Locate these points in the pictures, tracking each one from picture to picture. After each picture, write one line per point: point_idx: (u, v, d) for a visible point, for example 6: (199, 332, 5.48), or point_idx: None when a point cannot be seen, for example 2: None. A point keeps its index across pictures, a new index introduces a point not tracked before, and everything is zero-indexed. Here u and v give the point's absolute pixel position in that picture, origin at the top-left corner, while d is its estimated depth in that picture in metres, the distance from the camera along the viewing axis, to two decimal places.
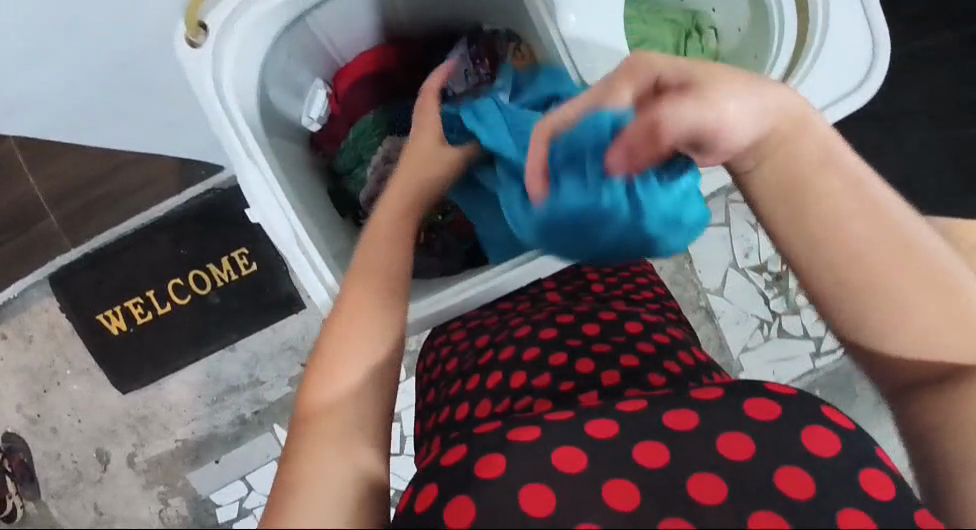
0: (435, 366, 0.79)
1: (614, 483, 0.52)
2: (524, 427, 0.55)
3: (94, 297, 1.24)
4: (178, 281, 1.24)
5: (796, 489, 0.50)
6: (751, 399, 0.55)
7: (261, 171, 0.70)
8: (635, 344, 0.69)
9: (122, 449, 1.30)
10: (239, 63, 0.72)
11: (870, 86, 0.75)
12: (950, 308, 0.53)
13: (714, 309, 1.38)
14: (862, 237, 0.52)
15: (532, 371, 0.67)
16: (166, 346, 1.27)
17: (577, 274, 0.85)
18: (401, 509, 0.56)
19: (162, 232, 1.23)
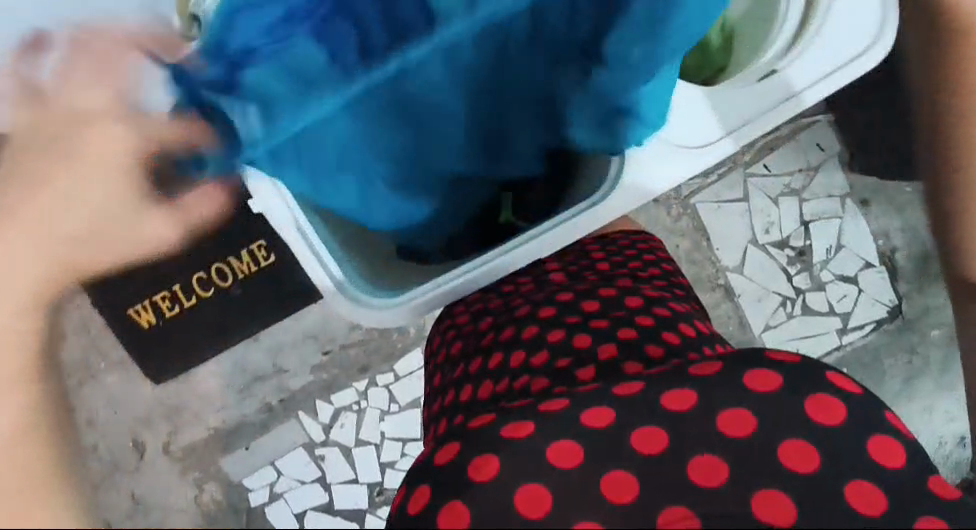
0: (441, 351, 0.79)
1: (612, 474, 0.53)
2: (517, 422, 0.54)
3: (121, 294, 1.28)
4: (200, 275, 1.28)
5: (799, 462, 0.51)
6: (750, 371, 0.54)
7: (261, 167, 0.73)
8: (635, 318, 0.68)
9: (157, 437, 1.36)
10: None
11: (883, 47, 0.73)
12: None
13: (734, 287, 1.35)
14: None
15: (531, 349, 0.67)
16: (191, 339, 1.31)
17: (580, 254, 0.84)
18: (396, 505, 0.55)
19: None
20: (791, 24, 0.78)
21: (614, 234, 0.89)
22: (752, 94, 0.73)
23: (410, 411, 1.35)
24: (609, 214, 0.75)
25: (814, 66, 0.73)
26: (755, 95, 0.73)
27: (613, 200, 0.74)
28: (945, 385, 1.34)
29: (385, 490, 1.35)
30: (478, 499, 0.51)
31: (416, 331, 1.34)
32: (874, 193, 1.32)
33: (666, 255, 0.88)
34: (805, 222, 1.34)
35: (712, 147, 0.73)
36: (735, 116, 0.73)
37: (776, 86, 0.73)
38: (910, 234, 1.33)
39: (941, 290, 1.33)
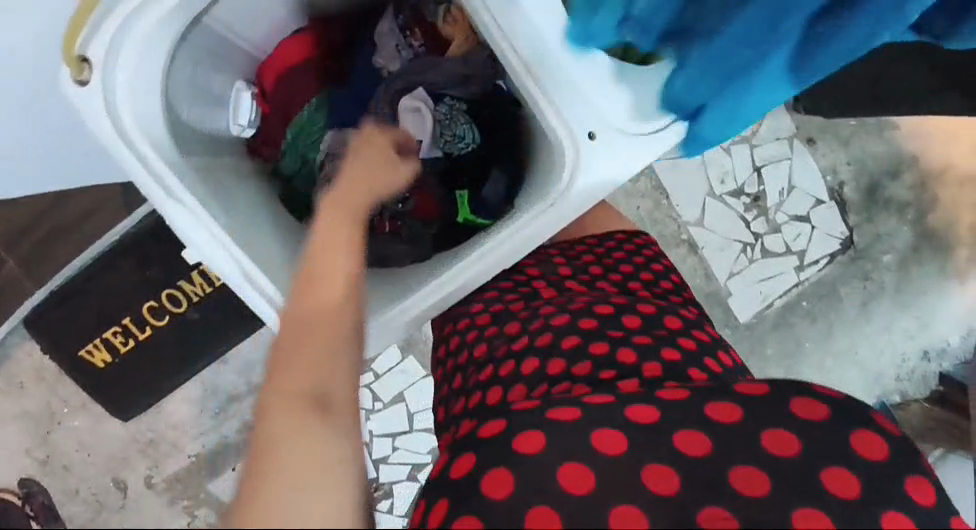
0: (458, 351, 0.75)
1: (651, 468, 0.53)
2: (563, 407, 0.56)
3: (69, 335, 1.20)
4: (152, 303, 1.20)
5: (842, 487, 0.51)
6: (796, 400, 0.55)
7: (191, 213, 0.65)
8: (675, 340, 0.69)
9: (137, 474, 1.31)
10: (133, 92, 0.64)
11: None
12: None
13: (697, 241, 1.37)
14: None
15: (570, 359, 0.66)
16: (154, 372, 1.24)
17: (598, 265, 0.83)
18: (436, 471, 0.57)
19: (125, 257, 1.18)
20: None
21: (617, 237, 0.89)
22: None
23: (394, 407, 1.34)
24: (571, 211, 0.69)
25: None
26: None
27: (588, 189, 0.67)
28: (900, 304, 1.40)
29: (381, 485, 1.36)
30: (517, 466, 0.53)
31: None
32: (820, 132, 1.35)
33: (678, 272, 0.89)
34: (758, 168, 1.36)
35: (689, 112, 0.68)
36: None
37: None
38: (857, 164, 1.36)
39: (892, 216, 1.38)
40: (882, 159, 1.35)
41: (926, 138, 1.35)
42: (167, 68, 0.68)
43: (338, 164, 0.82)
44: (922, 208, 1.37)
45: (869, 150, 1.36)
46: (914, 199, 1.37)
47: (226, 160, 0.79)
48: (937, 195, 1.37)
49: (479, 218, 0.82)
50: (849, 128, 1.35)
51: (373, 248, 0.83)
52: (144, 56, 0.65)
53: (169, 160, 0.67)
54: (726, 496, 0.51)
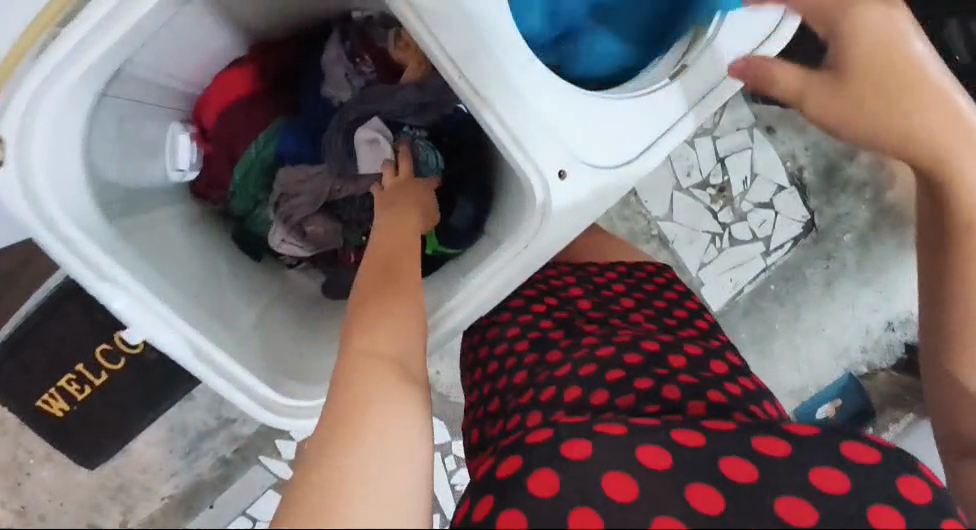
0: (498, 375, 0.73)
1: (697, 487, 0.51)
2: (612, 423, 0.55)
3: (20, 384, 1.10)
4: (106, 346, 1.10)
5: (888, 528, 0.49)
6: (847, 444, 0.55)
7: (132, 294, 0.62)
8: (724, 383, 0.65)
9: (111, 520, 1.28)
10: (52, 161, 0.60)
11: (780, 37, 0.70)
12: (935, 121, 0.61)
13: (667, 235, 1.37)
14: (942, 76, 0.62)
15: (615, 390, 0.63)
16: (120, 417, 1.17)
17: (640, 307, 0.80)
18: (458, 520, 0.53)
19: (71, 300, 1.08)
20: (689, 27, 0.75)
21: (644, 277, 0.87)
22: (667, 99, 0.68)
23: None
24: (555, 245, 0.66)
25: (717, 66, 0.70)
26: (670, 99, 0.68)
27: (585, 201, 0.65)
28: (861, 281, 1.44)
29: None
30: (568, 473, 0.51)
31: None
32: (778, 119, 1.37)
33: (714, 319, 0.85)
34: (721, 159, 1.36)
35: (673, 128, 0.68)
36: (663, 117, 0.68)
37: (689, 85, 0.69)
38: (814, 149, 1.38)
39: (849, 197, 1.40)
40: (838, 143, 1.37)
41: None
42: (88, 126, 0.64)
43: (293, 205, 0.80)
44: (878, 187, 1.39)
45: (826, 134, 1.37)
46: (871, 179, 1.39)
47: (165, 214, 0.76)
48: (893, 172, 1.39)
49: (448, 249, 0.77)
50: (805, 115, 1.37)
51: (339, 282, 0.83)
52: (61, 123, 0.60)
53: (98, 237, 0.63)
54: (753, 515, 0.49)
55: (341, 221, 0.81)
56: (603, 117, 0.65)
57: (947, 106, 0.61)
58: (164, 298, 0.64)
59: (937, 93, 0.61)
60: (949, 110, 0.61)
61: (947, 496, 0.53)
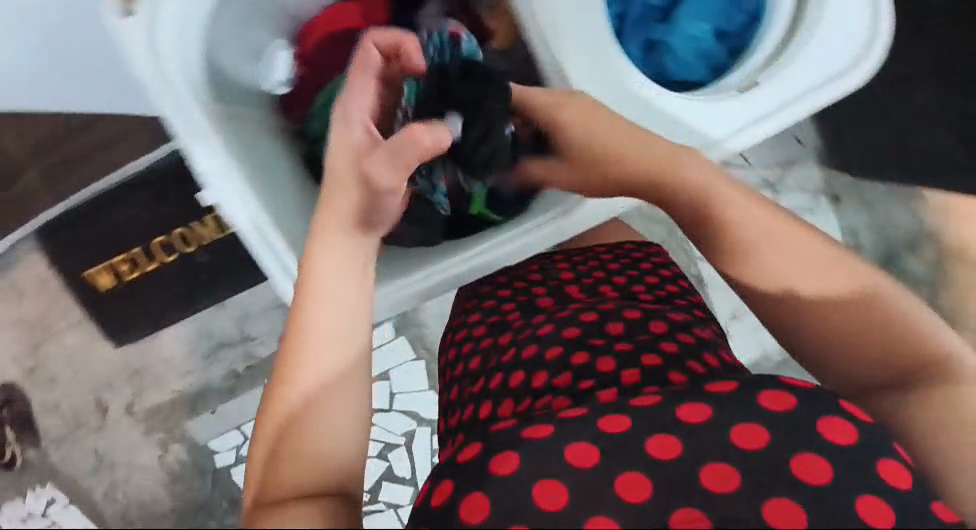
0: (455, 363, 0.76)
1: (629, 475, 0.50)
2: (536, 424, 0.54)
3: (84, 252, 1.21)
4: (162, 239, 1.21)
5: (812, 476, 0.48)
6: (768, 391, 0.52)
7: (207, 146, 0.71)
8: (658, 343, 0.64)
9: (120, 398, 1.33)
10: (177, 32, 0.72)
11: (847, 80, 0.73)
12: (822, 265, 0.65)
13: (704, 277, 1.35)
14: (748, 233, 0.66)
15: (555, 370, 0.64)
16: (158, 303, 1.26)
17: (594, 264, 0.82)
18: (419, 501, 0.55)
19: (143, 189, 1.18)
20: (764, 50, 0.78)
21: (625, 245, 0.86)
22: (730, 107, 0.75)
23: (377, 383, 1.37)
24: (573, 228, 0.80)
25: (783, 88, 0.74)
26: (731, 108, 0.75)
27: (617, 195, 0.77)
28: None
29: None
30: (499, 488, 0.51)
31: None
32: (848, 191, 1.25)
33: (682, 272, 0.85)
34: None
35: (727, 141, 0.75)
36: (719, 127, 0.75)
37: (747, 105, 0.75)
38: (878, 233, 1.26)
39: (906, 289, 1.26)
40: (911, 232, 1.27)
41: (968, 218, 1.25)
42: (213, 14, 0.76)
43: None
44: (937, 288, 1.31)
45: (893, 220, 1.25)
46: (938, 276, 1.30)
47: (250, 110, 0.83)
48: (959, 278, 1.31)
49: (493, 214, 0.84)
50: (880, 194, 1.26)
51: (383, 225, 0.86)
52: None
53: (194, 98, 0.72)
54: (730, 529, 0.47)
55: None
56: (654, 118, 0.75)
57: (801, 237, 0.66)
58: (233, 169, 0.73)
59: (767, 237, 0.66)
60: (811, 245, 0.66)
61: (876, 428, 0.51)
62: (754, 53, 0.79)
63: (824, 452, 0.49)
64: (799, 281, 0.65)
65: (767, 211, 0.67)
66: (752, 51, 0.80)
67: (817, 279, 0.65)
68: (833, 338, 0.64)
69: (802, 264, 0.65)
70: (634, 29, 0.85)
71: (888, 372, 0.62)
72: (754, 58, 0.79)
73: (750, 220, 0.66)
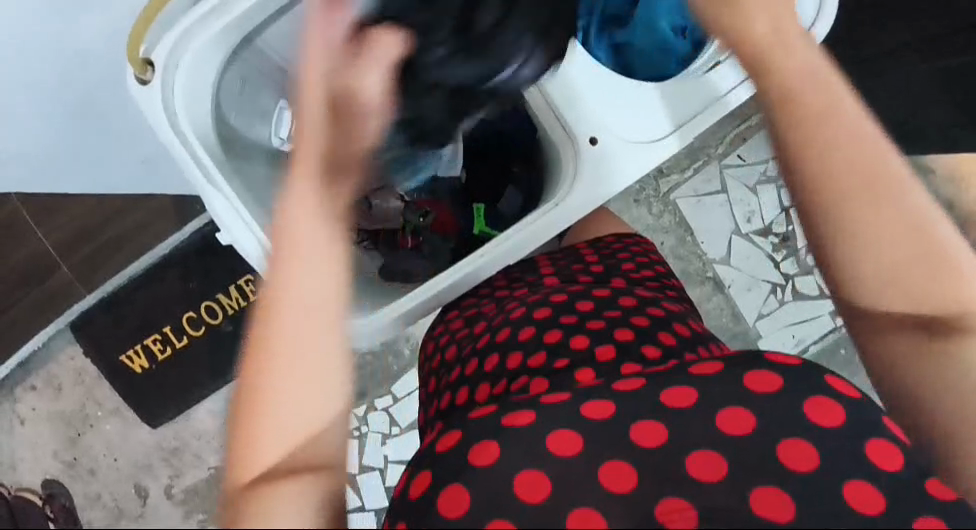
0: (434, 355, 0.73)
1: (612, 463, 0.47)
2: (518, 411, 0.50)
3: (113, 339, 1.24)
4: (191, 314, 1.24)
5: (798, 462, 0.45)
6: (756, 371, 0.49)
7: (226, 197, 0.70)
8: (629, 319, 0.64)
9: (158, 482, 1.28)
10: (190, 94, 0.72)
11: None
12: (927, 270, 0.54)
13: (723, 279, 1.32)
14: (879, 205, 0.54)
15: (528, 350, 0.62)
16: (188, 379, 1.26)
17: (575, 259, 0.79)
18: (399, 489, 0.51)
19: (169, 269, 1.23)
20: None
21: (605, 238, 0.85)
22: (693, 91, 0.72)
23: (411, 432, 1.28)
24: (572, 214, 0.74)
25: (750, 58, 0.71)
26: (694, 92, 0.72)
27: (596, 180, 0.73)
28: None
29: None
30: (479, 482, 0.47)
31: (411, 350, 1.28)
32: None
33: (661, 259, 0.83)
34: (785, 208, 1.32)
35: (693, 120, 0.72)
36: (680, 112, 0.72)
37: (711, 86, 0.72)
38: None
39: None
40: None
41: (967, 182, 1.17)
42: (221, 76, 0.77)
43: None
44: None
45: None
46: None
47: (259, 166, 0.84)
48: None
49: (493, 229, 0.87)
50: None
51: (394, 264, 0.89)
52: (204, 55, 0.73)
53: (216, 160, 0.73)
54: (725, 522, 0.44)
55: (404, 200, 0.87)
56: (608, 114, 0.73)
57: (914, 237, 0.53)
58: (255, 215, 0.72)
59: (898, 211, 0.54)
60: (919, 242, 0.54)
61: (864, 402, 0.48)
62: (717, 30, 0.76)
63: (809, 433, 0.46)
64: (871, 241, 0.54)
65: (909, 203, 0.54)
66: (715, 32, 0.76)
67: (881, 239, 0.53)
68: (881, 314, 0.56)
69: (914, 261, 0.54)
70: (599, 37, 0.83)
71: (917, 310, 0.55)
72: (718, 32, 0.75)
73: (838, 159, 0.54)
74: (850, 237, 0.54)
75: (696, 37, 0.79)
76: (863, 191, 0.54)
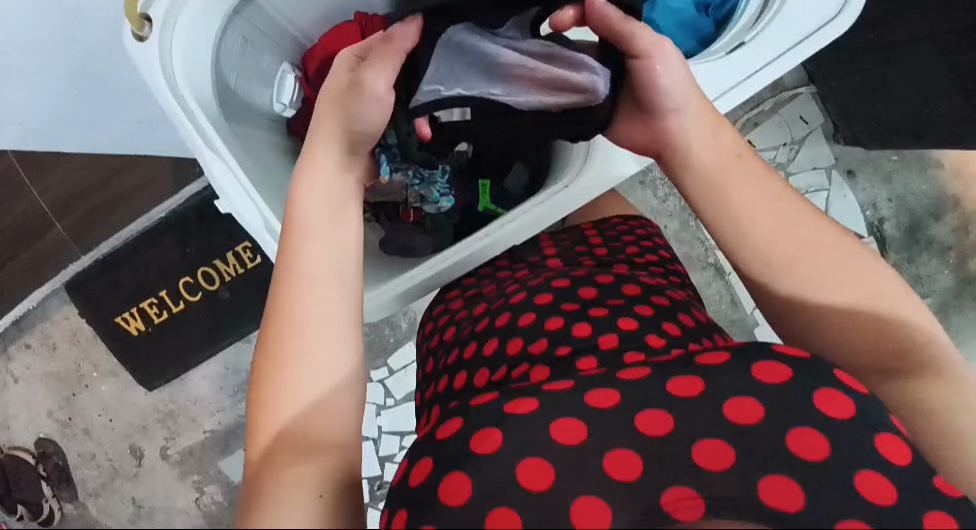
0: (433, 335, 0.73)
1: (617, 452, 0.47)
2: (521, 399, 0.50)
3: (108, 301, 1.23)
4: (188, 279, 1.23)
5: (809, 450, 0.45)
6: (761, 362, 0.49)
7: (224, 162, 0.68)
8: (633, 307, 0.63)
9: (153, 443, 1.29)
10: (190, 52, 0.70)
11: (848, 17, 0.66)
12: (862, 282, 0.56)
13: (724, 265, 1.29)
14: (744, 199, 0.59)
15: (529, 336, 0.61)
16: (183, 343, 1.25)
17: (577, 240, 0.78)
18: (398, 477, 0.50)
19: (167, 233, 1.21)
20: (754, 5, 0.72)
21: (611, 219, 0.83)
22: (725, 65, 0.67)
23: (406, 405, 1.29)
24: (579, 198, 0.75)
25: (780, 38, 0.67)
26: (727, 66, 0.67)
27: (595, 169, 0.73)
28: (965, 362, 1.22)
29: (385, 484, 1.28)
30: (479, 474, 0.46)
31: (408, 324, 1.28)
32: (860, 163, 1.17)
33: (665, 243, 0.81)
34: None
35: (721, 98, 0.67)
36: (711, 87, 0.67)
37: (744, 59, 0.67)
38: (897, 204, 1.16)
39: (930, 260, 1.16)
40: (928, 201, 1.15)
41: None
42: (222, 31, 0.74)
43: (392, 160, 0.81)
44: (963, 255, 1.15)
45: (911, 188, 1.16)
46: (956, 243, 1.16)
47: (261, 130, 0.82)
48: None
49: (498, 207, 0.85)
50: (891, 164, 1.17)
51: (396, 237, 0.87)
52: (205, 11, 0.70)
53: (214, 121, 0.71)
54: (732, 509, 0.44)
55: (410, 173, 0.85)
56: None
57: (815, 242, 0.57)
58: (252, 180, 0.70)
59: (765, 206, 0.59)
60: (832, 251, 0.57)
61: (872, 398, 0.48)
62: (742, 14, 0.73)
63: (814, 421, 0.46)
64: (835, 290, 0.56)
65: (785, 214, 0.58)
66: (740, 13, 0.74)
67: (858, 290, 0.56)
68: (858, 329, 0.56)
69: (837, 270, 0.57)
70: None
71: (881, 363, 0.55)
72: (744, 15, 0.73)
73: (771, 216, 0.58)
74: (796, 240, 0.58)
75: (718, 16, 0.78)
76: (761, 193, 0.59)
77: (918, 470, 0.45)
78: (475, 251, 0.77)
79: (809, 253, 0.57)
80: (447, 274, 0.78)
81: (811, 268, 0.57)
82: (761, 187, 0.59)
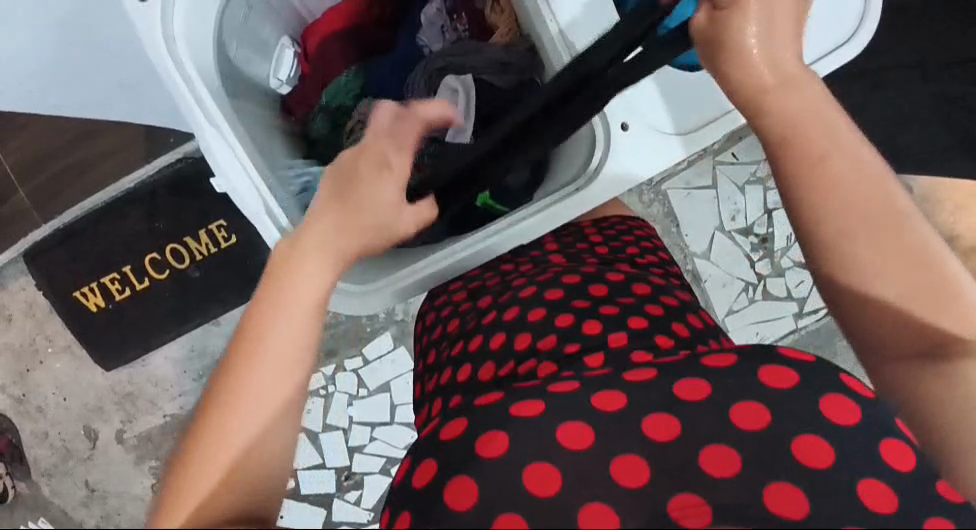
0: (434, 327, 0.72)
1: (623, 458, 0.48)
2: (525, 400, 0.51)
3: (68, 273, 1.16)
4: (155, 256, 1.17)
5: (813, 459, 0.46)
6: (767, 366, 0.50)
7: (223, 137, 0.65)
8: (644, 307, 0.63)
9: (110, 426, 1.23)
10: (194, 13, 0.66)
11: (857, 44, 0.68)
12: (919, 275, 0.52)
13: (701, 273, 1.32)
14: (813, 168, 0.54)
15: (537, 332, 0.61)
16: (149, 322, 1.19)
17: (580, 236, 0.78)
18: (399, 479, 0.52)
19: (134, 206, 1.15)
20: None
21: (609, 217, 0.83)
22: None
23: (379, 396, 1.26)
24: (589, 202, 0.74)
25: None
26: None
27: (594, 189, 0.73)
28: None
29: (352, 474, 1.26)
30: (485, 474, 0.47)
31: (386, 315, 1.25)
32: None
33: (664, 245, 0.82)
34: (769, 211, 1.30)
35: None
36: None
37: None
38: None
39: None
40: None
41: (941, 205, 1.21)
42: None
43: None
44: None
45: None
46: None
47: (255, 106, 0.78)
48: None
49: (498, 204, 0.83)
50: None
51: None
52: None
53: (213, 91, 0.67)
54: (739, 515, 0.45)
55: None
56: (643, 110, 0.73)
57: (885, 224, 0.53)
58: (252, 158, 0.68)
59: (831, 174, 0.54)
60: (899, 236, 0.52)
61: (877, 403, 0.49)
62: None
63: (820, 429, 0.47)
64: (892, 278, 0.52)
65: (857, 186, 0.53)
66: None
67: (913, 282, 0.52)
68: (898, 320, 0.53)
69: (901, 255, 0.52)
70: None
71: (917, 348, 0.54)
72: None
73: (840, 185, 0.53)
74: (862, 216, 0.53)
75: None
76: (833, 161, 0.54)
77: (922, 478, 0.46)
78: (477, 250, 0.76)
79: (872, 230, 0.53)
80: (449, 272, 0.77)
81: (873, 250, 0.53)
82: (827, 152, 0.54)
